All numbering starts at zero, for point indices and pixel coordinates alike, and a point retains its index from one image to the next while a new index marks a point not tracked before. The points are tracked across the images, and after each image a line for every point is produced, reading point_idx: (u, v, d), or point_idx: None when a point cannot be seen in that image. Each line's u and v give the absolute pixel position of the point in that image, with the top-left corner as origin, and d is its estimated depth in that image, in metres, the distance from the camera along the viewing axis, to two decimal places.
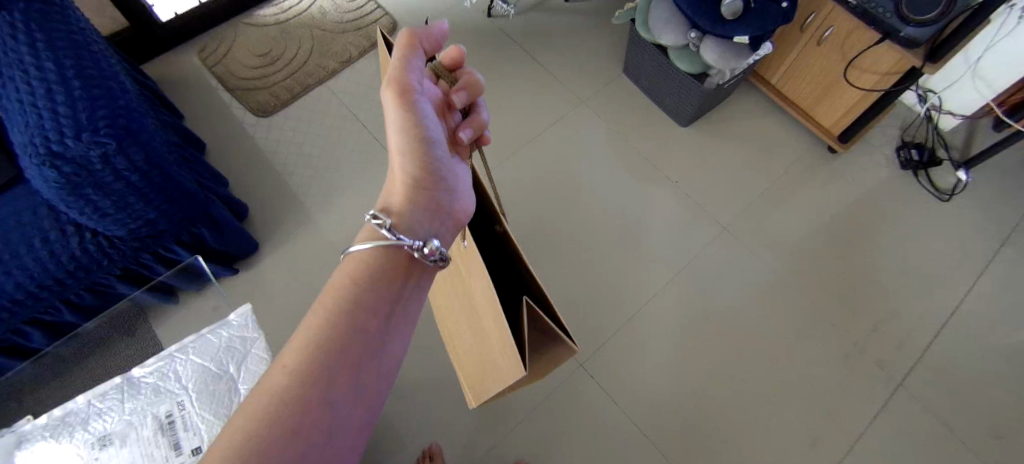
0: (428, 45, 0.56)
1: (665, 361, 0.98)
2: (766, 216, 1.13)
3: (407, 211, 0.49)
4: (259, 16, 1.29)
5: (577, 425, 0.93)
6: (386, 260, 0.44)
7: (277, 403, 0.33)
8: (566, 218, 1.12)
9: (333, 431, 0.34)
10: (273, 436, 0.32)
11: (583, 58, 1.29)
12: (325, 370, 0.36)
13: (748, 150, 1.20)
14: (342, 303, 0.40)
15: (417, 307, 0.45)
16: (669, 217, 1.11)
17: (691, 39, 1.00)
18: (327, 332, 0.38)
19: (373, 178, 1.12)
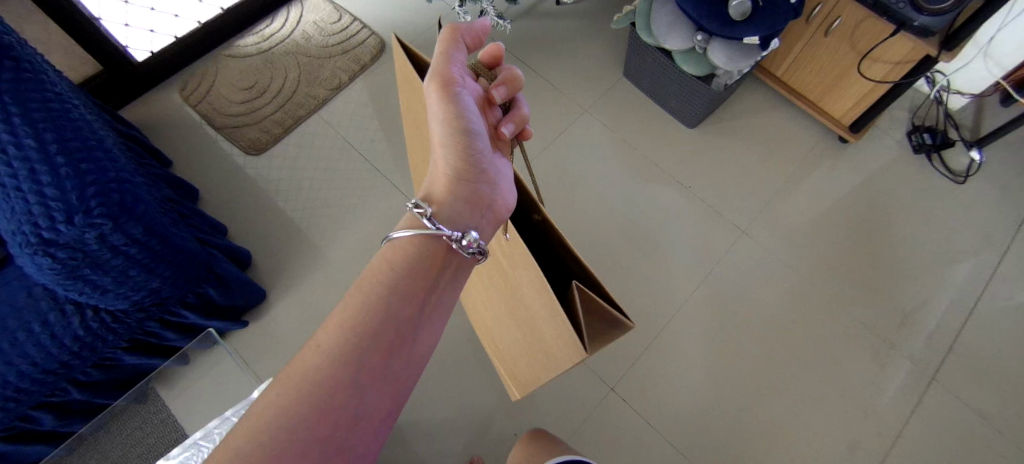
0: (472, 36, 0.54)
1: (695, 376, 0.97)
2: (783, 216, 1.11)
3: (449, 202, 0.50)
4: (240, 47, 1.23)
5: (613, 451, 0.91)
6: (427, 249, 0.46)
7: (308, 382, 0.36)
8: (581, 235, 1.09)
9: (360, 414, 0.36)
10: (304, 414, 0.34)
11: (582, 64, 1.25)
12: (357, 354, 0.38)
13: (758, 148, 1.17)
14: (381, 289, 0.42)
15: (450, 300, 0.47)
16: (685, 226, 1.09)
17: (697, 42, 0.96)
18: (364, 316, 0.40)
19: (378, 210, 1.08)
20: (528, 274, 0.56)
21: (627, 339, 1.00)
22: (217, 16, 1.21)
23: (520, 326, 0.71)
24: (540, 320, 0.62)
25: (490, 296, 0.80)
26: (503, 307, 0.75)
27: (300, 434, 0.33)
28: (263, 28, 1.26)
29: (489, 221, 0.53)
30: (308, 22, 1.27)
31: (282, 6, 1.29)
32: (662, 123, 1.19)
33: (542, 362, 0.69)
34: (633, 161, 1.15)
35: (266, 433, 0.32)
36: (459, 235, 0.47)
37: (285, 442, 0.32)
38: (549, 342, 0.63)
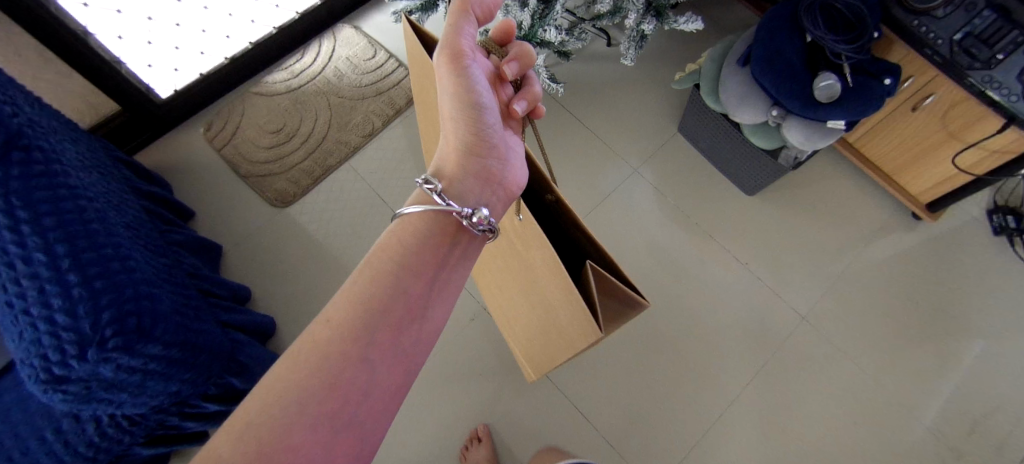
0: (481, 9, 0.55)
1: None
2: (845, 300, 1.02)
3: (458, 175, 0.53)
4: (268, 83, 1.15)
5: None
6: (432, 221, 0.49)
7: (323, 353, 0.40)
8: None
9: (369, 386, 0.40)
10: (316, 385, 0.38)
11: (634, 115, 1.15)
12: (366, 328, 0.42)
13: (822, 222, 1.07)
14: (390, 265, 0.46)
15: (459, 274, 0.51)
16: (738, 307, 1.02)
17: (772, 117, 0.85)
18: (377, 292, 0.44)
19: None
20: (542, 258, 0.58)
21: (670, 432, 0.95)
22: (244, 51, 1.12)
23: (536, 308, 0.72)
24: (557, 304, 0.63)
25: (503, 277, 0.81)
26: (518, 287, 0.76)
27: (311, 403, 0.37)
28: (293, 62, 1.17)
29: (501, 195, 0.55)
30: (340, 57, 1.18)
31: (314, 38, 1.21)
32: (716, 189, 1.10)
33: (560, 344, 0.70)
34: (682, 236, 1.07)
35: (281, 401, 0.37)
36: (469, 213, 0.49)
37: (297, 410, 0.37)
38: (566, 326, 0.64)
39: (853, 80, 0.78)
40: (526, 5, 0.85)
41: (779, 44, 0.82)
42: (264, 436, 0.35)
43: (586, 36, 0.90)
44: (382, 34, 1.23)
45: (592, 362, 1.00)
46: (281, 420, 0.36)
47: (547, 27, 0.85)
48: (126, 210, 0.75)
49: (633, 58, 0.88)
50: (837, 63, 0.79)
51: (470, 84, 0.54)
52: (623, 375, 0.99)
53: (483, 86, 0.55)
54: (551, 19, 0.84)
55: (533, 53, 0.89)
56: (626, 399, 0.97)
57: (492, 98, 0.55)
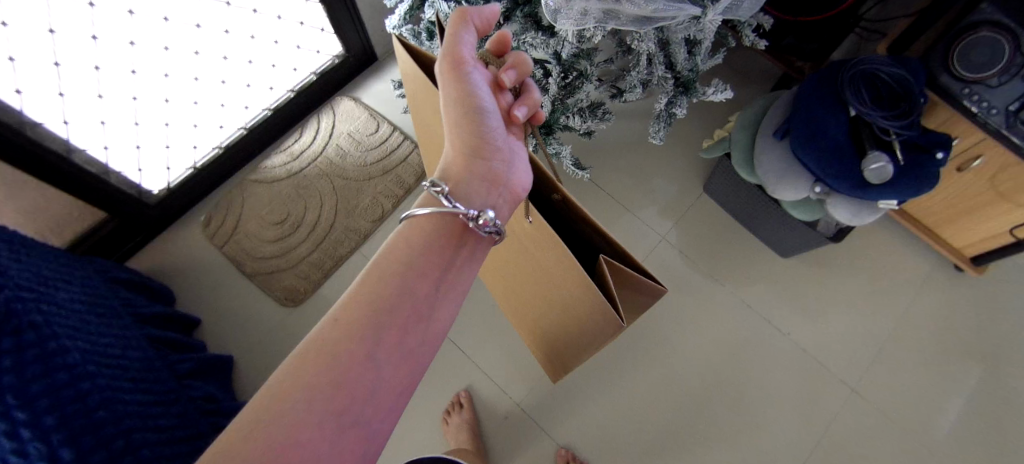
0: (482, 21, 0.55)
1: None
2: (891, 363, 0.99)
3: (462, 174, 0.51)
4: (266, 168, 1.08)
5: None
6: (440, 218, 0.46)
7: (327, 354, 0.35)
8: (666, 392, 0.99)
9: (373, 390, 0.35)
10: (319, 388, 0.33)
11: (655, 180, 1.12)
12: (373, 328, 0.37)
13: (857, 283, 1.04)
14: (398, 265, 0.42)
15: (468, 275, 0.47)
16: (779, 381, 0.99)
17: (815, 193, 0.79)
18: (382, 287, 0.40)
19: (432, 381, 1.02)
20: (557, 258, 0.57)
21: None
22: (240, 137, 1.05)
23: (554, 303, 0.71)
24: (575, 299, 0.62)
25: (517, 275, 0.78)
26: (532, 284, 0.74)
27: (308, 407, 0.32)
28: (291, 143, 1.11)
29: (507, 199, 0.52)
30: (341, 134, 1.12)
31: (311, 114, 1.14)
32: (746, 255, 1.07)
33: (582, 338, 0.69)
34: (717, 308, 1.04)
35: (273, 400, 0.31)
36: (474, 215, 0.46)
37: (294, 411, 0.31)
38: (579, 318, 0.65)
39: (904, 156, 0.73)
40: (546, 91, 0.78)
41: (821, 118, 0.76)
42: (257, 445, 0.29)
43: (608, 114, 0.82)
44: (384, 105, 1.16)
45: (634, 454, 0.96)
46: (274, 426, 0.30)
47: (569, 113, 0.80)
48: (130, 356, 0.70)
49: (662, 138, 0.81)
50: (885, 139, 0.73)
51: (471, 89, 0.52)
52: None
53: (484, 91, 0.54)
54: (574, 105, 0.79)
55: (555, 138, 0.83)
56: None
57: (493, 102, 0.54)
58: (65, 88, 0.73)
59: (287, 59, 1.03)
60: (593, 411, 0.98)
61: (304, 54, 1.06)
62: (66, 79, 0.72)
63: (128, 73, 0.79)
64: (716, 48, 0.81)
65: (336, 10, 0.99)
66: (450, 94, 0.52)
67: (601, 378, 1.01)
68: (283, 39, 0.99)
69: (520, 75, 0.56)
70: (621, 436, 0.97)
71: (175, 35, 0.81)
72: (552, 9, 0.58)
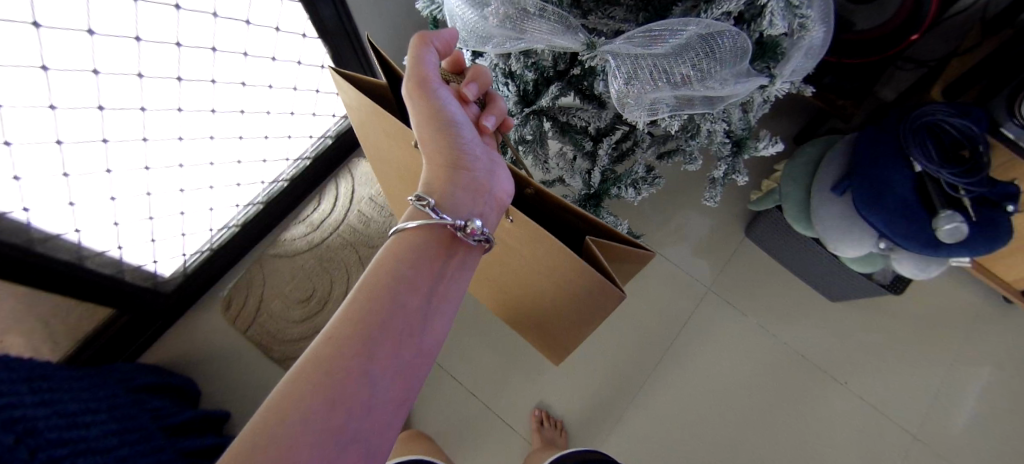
0: (442, 44, 0.47)
1: None
2: (953, 406, 0.96)
3: (444, 188, 0.44)
4: (285, 240, 1.04)
5: None
6: (427, 229, 0.41)
7: (321, 370, 0.31)
8: (727, 453, 0.95)
9: (371, 405, 0.32)
10: (315, 407, 0.29)
11: (693, 228, 1.09)
12: (365, 342, 0.33)
13: (910, 323, 1.01)
14: (385, 278, 0.37)
15: (460, 285, 0.42)
16: (842, 434, 0.95)
17: (878, 248, 0.76)
18: (373, 299, 0.36)
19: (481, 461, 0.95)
20: (546, 250, 0.55)
21: None
22: (255, 212, 1.00)
23: (557, 298, 0.68)
24: (578, 286, 0.59)
25: (512, 284, 0.76)
26: (523, 283, 0.72)
27: (306, 424, 0.28)
28: (310, 212, 1.07)
29: (493, 208, 0.46)
30: (362, 198, 1.09)
31: (329, 178, 1.11)
32: (794, 303, 1.03)
33: (580, 314, 0.69)
34: (770, 361, 1.00)
35: (274, 417, 0.28)
36: (462, 223, 0.42)
37: (293, 429, 0.28)
38: (574, 299, 0.64)
39: (977, 213, 0.68)
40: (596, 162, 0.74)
41: (885, 173, 0.71)
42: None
43: (658, 175, 0.75)
44: None
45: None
46: (276, 446, 0.27)
47: (624, 185, 0.74)
48: None
49: (718, 200, 0.78)
50: (955, 196, 0.69)
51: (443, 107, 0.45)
52: None
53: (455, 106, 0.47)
54: (632, 176, 0.73)
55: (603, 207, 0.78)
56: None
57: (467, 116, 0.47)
58: (76, 196, 0.64)
59: (303, 128, 0.97)
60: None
61: (319, 120, 1.00)
62: (77, 189, 0.63)
63: (141, 170, 0.70)
64: (768, 105, 0.76)
65: (350, 70, 0.95)
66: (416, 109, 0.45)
67: (658, 444, 0.96)
68: (300, 108, 0.92)
69: (481, 87, 0.48)
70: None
71: (190, 124, 0.72)
72: (618, 100, 0.53)
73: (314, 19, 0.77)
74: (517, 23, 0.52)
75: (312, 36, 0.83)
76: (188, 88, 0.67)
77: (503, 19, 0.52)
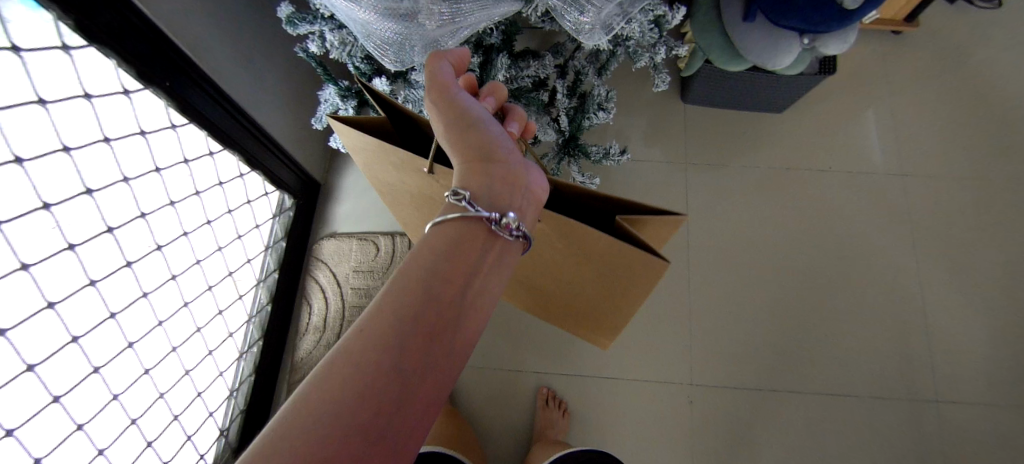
0: (456, 58, 0.45)
1: (972, 329, 0.96)
2: (907, 134, 1.10)
3: (480, 184, 0.40)
4: (303, 360, 0.99)
5: (978, 447, 0.89)
6: (464, 223, 0.38)
7: (350, 367, 0.29)
8: (784, 277, 1.02)
9: (399, 402, 0.29)
10: (343, 403, 0.28)
11: (643, 121, 1.14)
12: (397, 340, 0.31)
13: (843, 93, 1.14)
14: (421, 275, 0.34)
15: (495, 280, 0.38)
16: (851, 205, 1.06)
17: (803, 45, 0.82)
18: (411, 299, 0.33)
19: (606, 426, 0.94)
20: (583, 239, 0.53)
21: (902, 340, 0.96)
22: (258, 353, 0.92)
23: (584, 284, 0.66)
24: (615, 269, 0.57)
25: (536, 278, 0.73)
26: (552, 279, 0.70)
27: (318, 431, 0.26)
28: (308, 320, 1.01)
29: (529, 204, 0.43)
30: (346, 275, 1.04)
31: (302, 278, 1.05)
32: (750, 134, 1.13)
33: (616, 304, 0.67)
34: (766, 188, 1.08)
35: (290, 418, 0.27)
36: (497, 216, 0.38)
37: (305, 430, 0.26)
38: (610, 286, 0.63)
39: None
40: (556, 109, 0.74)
41: None
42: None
43: (608, 87, 0.75)
44: (360, 223, 1.10)
45: (811, 348, 0.97)
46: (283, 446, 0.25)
47: (592, 112, 0.74)
48: None
49: (667, 82, 0.80)
50: None
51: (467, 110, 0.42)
52: (831, 330, 0.98)
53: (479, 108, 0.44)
54: (595, 97, 0.72)
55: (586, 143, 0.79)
56: (860, 354, 0.96)
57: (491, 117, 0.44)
58: (101, 441, 0.55)
59: (255, 245, 0.90)
60: (751, 339, 0.98)
61: (263, 229, 0.93)
62: (97, 431, 0.54)
63: (144, 375, 0.61)
64: None
65: (267, 163, 0.87)
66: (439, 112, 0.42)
67: (731, 306, 1.00)
68: (243, 228, 0.84)
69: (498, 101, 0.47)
70: (790, 342, 0.97)
71: (164, 304, 0.63)
72: (573, 29, 0.52)
73: (211, 130, 0.69)
74: (456, 18, 0.51)
75: (219, 150, 0.74)
76: (144, 271, 0.58)
77: (441, 19, 0.50)
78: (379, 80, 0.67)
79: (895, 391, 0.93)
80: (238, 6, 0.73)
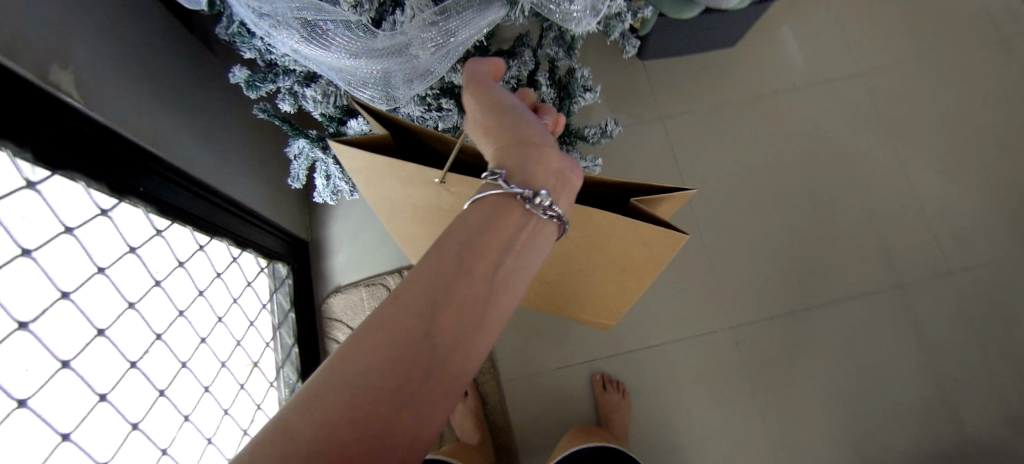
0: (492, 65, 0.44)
1: (965, 197, 1.02)
2: (855, 35, 1.15)
3: (515, 161, 0.36)
4: None
5: (1003, 301, 0.95)
6: (502, 202, 0.33)
7: (381, 336, 0.27)
8: (786, 199, 1.05)
9: (427, 370, 0.27)
10: (372, 367, 0.26)
11: (612, 91, 1.15)
12: (429, 311, 0.28)
13: (785, 13, 1.18)
14: (454, 245, 0.31)
15: (529, 257, 0.34)
16: (825, 115, 1.10)
17: None
18: (447, 272, 0.29)
19: (669, 391, 0.95)
20: (597, 225, 0.52)
21: (906, 227, 1.02)
22: None
23: (598, 268, 0.64)
24: (629, 249, 0.57)
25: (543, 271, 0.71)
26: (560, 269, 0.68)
27: (332, 410, 0.24)
28: None
29: (564, 188, 0.37)
30: None
31: (322, 342, 1.00)
32: (717, 75, 1.15)
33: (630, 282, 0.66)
34: (745, 123, 1.11)
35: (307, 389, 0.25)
36: (532, 194, 0.34)
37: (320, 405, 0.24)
38: (623, 265, 0.62)
39: None
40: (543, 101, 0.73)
41: None
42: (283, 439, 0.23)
43: (584, 65, 0.74)
44: (362, 268, 1.05)
45: (829, 259, 1.01)
46: (296, 420, 0.23)
47: (579, 96, 0.74)
48: None
49: (636, 46, 0.79)
50: None
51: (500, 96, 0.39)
52: (842, 236, 1.02)
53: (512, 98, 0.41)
54: (579, 82, 0.72)
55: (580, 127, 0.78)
56: (873, 251, 1.01)
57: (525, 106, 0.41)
58: None
59: (266, 327, 0.85)
60: (774, 267, 1.01)
61: (270, 307, 0.88)
62: None
63: None
64: None
65: (255, 238, 0.82)
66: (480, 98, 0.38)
67: (747, 241, 1.03)
68: (255, 313, 0.80)
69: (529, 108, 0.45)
70: (809, 259, 1.01)
71: (204, 419, 0.60)
72: (561, 18, 0.50)
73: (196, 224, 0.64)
74: (444, 42, 0.48)
75: (208, 241, 0.68)
76: (177, 393, 0.55)
77: (434, 46, 0.48)
78: (356, 121, 0.63)
79: (915, 274, 0.99)
80: (184, 85, 0.67)
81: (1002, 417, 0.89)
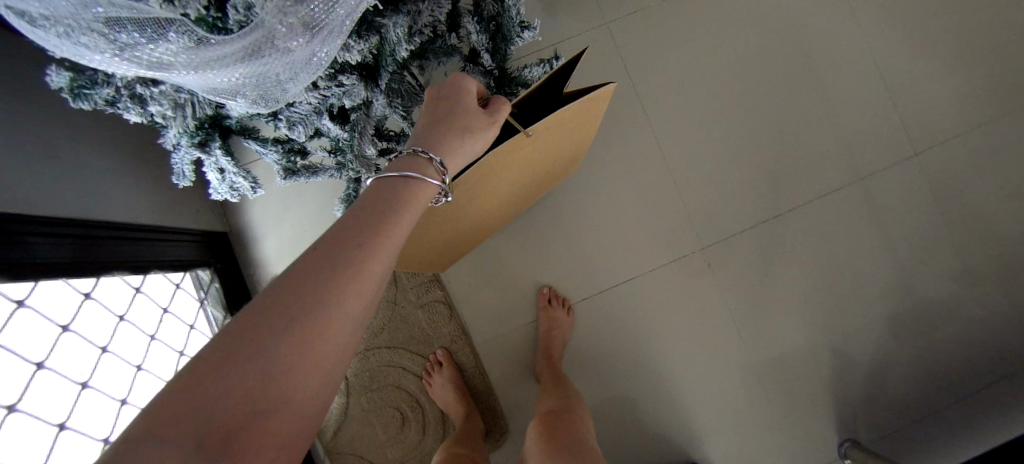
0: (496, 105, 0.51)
1: (929, 73, 1.00)
2: None
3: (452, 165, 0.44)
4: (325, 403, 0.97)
5: (965, 174, 0.98)
6: (414, 190, 0.38)
7: (269, 316, 0.29)
8: (751, 106, 1.02)
9: (311, 343, 0.29)
10: (260, 344, 0.28)
11: (559, 13, 1.04)
12: (322, 284, 0.30)
13: None
14: (348, 223, 0.34)
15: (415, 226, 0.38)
16: (786, 5, 1.03)
17: None
18: (341, 247, 0.32)
19: (653, 314, 1.00)
20: None
21: (870, 116, 1.01)
22: None
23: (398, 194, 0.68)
24: None
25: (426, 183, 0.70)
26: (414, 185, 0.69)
27: (247, 380, 0.27)
28: None
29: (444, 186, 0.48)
30: None
31: None
32: None
33: None
34: (702, 29, 1.03)
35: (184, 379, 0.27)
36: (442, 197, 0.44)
37: (218, 384, 0.26)
38: None
39: None
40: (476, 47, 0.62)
41: None
42: (193, 416, 0.26)
43: None
44: (299, 253, 0.94)
45: (795, 165, 1.01)
46: (173, 410, 0.26)
47: (516, 35, 0.63)
48: None
49: None
50: None
51: (483, 125, 0.47)
52: (809, 138, 1.02)
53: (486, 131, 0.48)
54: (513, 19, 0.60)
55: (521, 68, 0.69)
56: (837, 150, 1.01)
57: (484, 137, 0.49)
58: None
59: (201, 347, 0.80)
60: (743, 181, 1.02)
61: (197, 328, 0.81)
62: None
63: None
64: None
65: (161, 254, 0.72)
66: (462, 92, 0.48)
67: (716, 157, 1.02)
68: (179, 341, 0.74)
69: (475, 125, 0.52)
70: (778, 166, 1.01)
71: None
72: None
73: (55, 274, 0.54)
74: (321, 21, 0.38)
75: (88, 289, 0.59)
76: None
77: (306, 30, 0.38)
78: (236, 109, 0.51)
79: (878, 165, 1.00)
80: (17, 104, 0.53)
81: (959, 285, 0.97)
